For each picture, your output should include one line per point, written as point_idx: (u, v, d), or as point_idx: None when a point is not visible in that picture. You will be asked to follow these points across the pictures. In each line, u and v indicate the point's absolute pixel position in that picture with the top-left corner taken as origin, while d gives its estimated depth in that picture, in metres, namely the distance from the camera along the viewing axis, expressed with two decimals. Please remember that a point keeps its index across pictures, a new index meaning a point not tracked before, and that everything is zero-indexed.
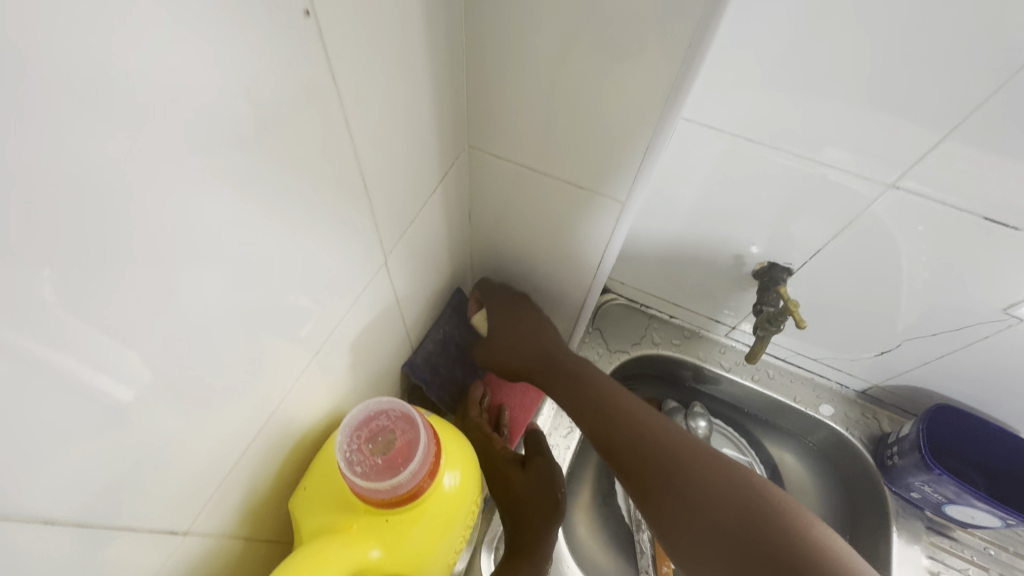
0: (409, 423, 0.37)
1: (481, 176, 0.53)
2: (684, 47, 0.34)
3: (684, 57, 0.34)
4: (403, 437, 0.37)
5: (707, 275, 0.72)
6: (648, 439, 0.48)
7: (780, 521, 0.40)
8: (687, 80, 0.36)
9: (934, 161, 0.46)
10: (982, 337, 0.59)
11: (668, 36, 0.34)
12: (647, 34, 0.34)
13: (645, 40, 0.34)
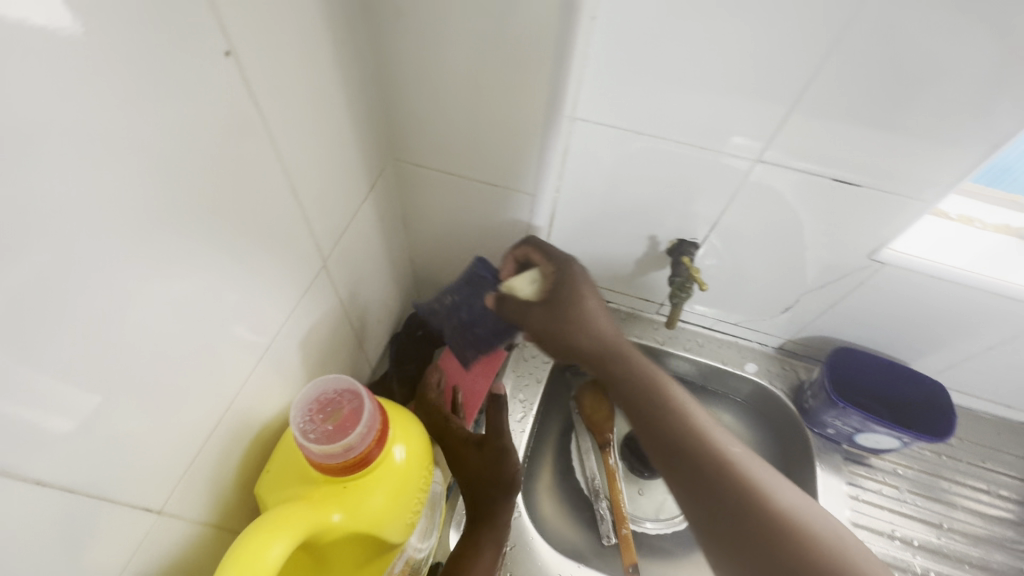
0: (354, 394, 0.42)
1: (409, 184, 0.58)
2: (553, 56, 0.41)
3: (555, 65, 0.42)
4: (349, 406, 0.42)
5: (629, 257, 0.79)
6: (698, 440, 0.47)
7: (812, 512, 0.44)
8: (560, 83, 0.43)
9: (786, 133, 0.56)
10: (859, 283, 0.69)
11: (540, 49, 0.41)
12: (521, 46, 0.41)
13: (521, 50, 0.41)
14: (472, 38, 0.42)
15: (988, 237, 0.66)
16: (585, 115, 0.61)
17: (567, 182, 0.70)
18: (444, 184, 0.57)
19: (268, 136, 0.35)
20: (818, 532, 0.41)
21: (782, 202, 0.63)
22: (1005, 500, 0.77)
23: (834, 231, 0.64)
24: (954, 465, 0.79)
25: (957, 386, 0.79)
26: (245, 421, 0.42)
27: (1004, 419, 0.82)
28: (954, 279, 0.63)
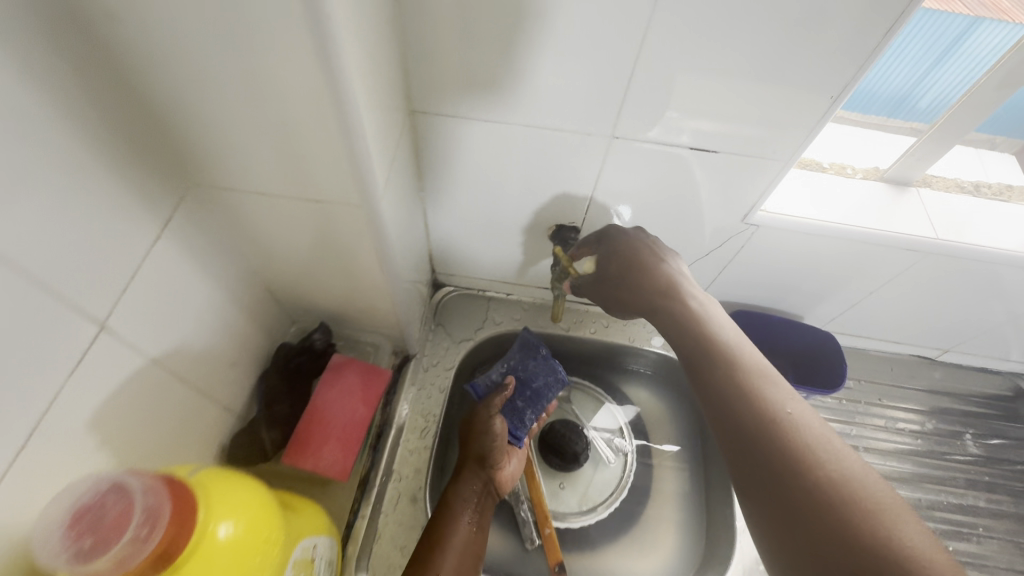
0: (122, 492, 0.34)
1: (226, 212, 0.50)
2: (316, 52, 0.33)
3: (324, 64, 0.34)
4: (118, 507, 0.34)
5: (516, 246, 0.75)
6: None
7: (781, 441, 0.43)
8: (341, 76, 0.35)
9: (635, 96, 0.52)
10: (742, 246, 0.68)
11: (300, 44, 0.33)
12: (278, 36, 0.33)
13: (280, 41, 0.33)
14: (216, 38, 0.33)
15: (854, 184, 0.67)
16: (429, 106, 0.55)
17: (432, 179, 0.65)
18: (265, 207, 0.48)
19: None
20: (810, 431, 0.44)
21: (651, 175, 0.60)
22: (904, 433, 0.80)
23: (706, 198, 0.62)
24: (856, 407, 0.81)
25: (849, 330, 0.81)
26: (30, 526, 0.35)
27: (896, 355, 0.85)
28: (825, 230, 0.63)
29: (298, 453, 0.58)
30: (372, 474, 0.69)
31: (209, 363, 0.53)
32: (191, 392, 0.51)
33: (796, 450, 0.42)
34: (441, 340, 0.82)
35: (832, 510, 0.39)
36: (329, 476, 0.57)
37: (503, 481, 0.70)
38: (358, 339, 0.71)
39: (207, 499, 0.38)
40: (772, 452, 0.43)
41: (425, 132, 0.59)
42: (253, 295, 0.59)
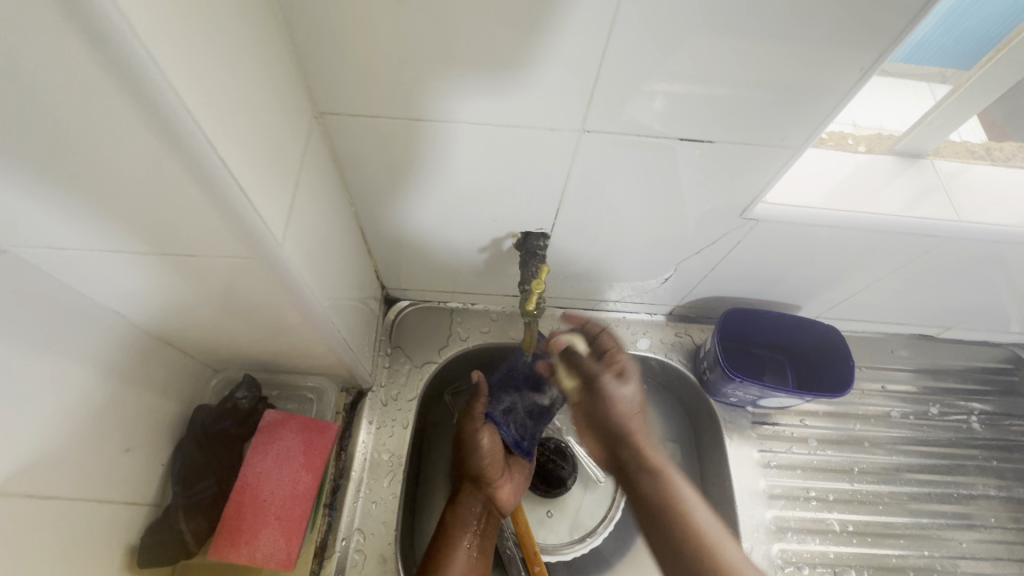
0: None
1: (77, 271, 0.37)
2: (99, 56, 0.21)
3: (126, 81, 0.22)
4: None
5: (477, 257, 0.64)
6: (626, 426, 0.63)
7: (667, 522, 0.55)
8: (166, 104, 0.24)
9: (611, 77, 0.40)
10: (736, 242, 0.59)
11: (79, 58, 0.21)
12: (51, 55, 0.21)
13: (54, 60, 0.21)
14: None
15: (857, 159, 0.58)
16: (342, 106, 0.44)
17: (363, 189, 0.53)
18: (127, 265, 0.36)
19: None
20: (730, 562, 0.50)
21: (629, 168, 0.49)
22: (907, 421, 0.75)
23: (697, 191, 0.52)
24: (857, 397, 0.75)
25: (848, 316, 0.75)
26: None
27: (895, 335, 0.79)
28: (829, 220, 0.54)
29: (230, 542, 0.49)
30: (331, 538, 0.59)
31: (98, 456, 0.42)
32: (69, 502, 0.40)
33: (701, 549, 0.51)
34: (399, 366, 0.71)
35: (705, 561, 0.50)
36: (271, 567, 0.48)
37: (503, 499, 0.66)
38: (296, 385, 0.59)
39: None
40: (694, 558, 0.50)
41: (349, 137, 0.47)
42: (147, 359, 0.47)
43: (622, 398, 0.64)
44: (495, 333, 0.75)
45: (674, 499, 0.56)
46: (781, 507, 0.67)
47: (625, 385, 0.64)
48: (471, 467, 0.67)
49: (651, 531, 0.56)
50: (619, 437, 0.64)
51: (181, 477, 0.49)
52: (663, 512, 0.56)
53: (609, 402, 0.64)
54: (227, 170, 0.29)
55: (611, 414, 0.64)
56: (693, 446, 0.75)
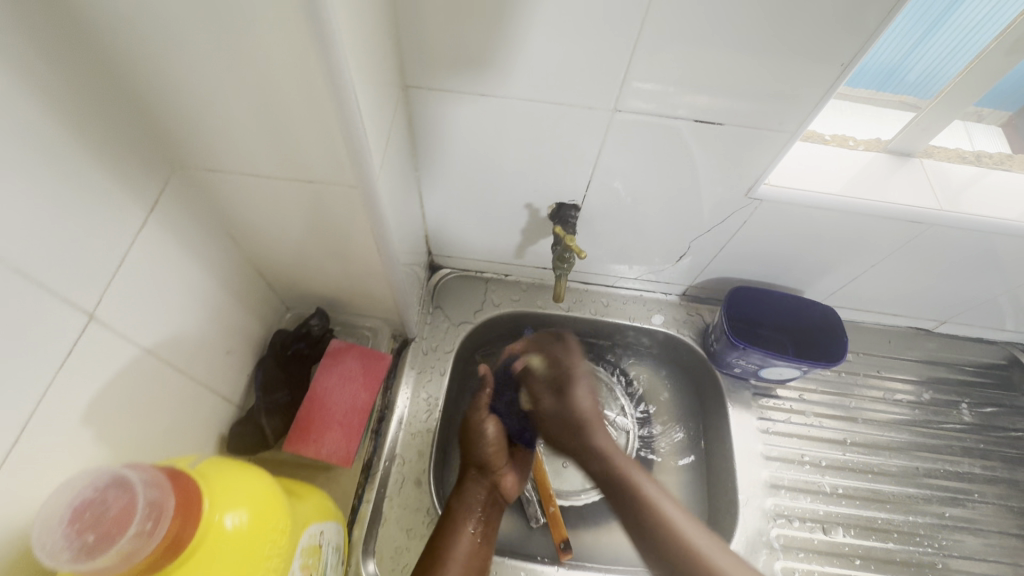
0: (123, 487, 0.31)
1: (218, 195, 0.47)
2: (305, 22, 0.31)
3: (317, 40, 0.32)
4: (119, 505, 0.30)
5: (516, 228, 0.74)
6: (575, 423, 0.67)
7: (676, 550, 0.55)
8: (336, 60, 0.33)
9: (641, 69, 0.50)
10: (743, 221, 0.67)
11: (293, 23, 0.31)
12: (272, 17, 0.31)
13: (272, 20, 0.31)
14: (197, 15, 0.31)
15: (857, 156, 0.66)
16: (423, 82, 0.53)
17: (428, 157, 0.63)
18: (256, 189, 0.47)
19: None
20: None
21: (654, 148, 0.58)
22: (901, 404, 0.81)
23: (710, 174, 0.61)
24: (853, 378, 0.82)
25: (847, 303, 0.82)
26: (22, 525, 0.33)
27: (892, 327, 0.86)
28: (828, 203, 0.62)
29: (300, 439, 0.58)
30: (375, 459, 0.68)
31: (208, 353, 0.52)
32: (189, 382, 0.50)
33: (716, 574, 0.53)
34: (439, 323, 0.81)
35: None
36: (334, 462, 0.58)
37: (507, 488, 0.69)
38: (355, 324, 0.69)
39: (214, 490, 0.37)
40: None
41: (423, 111, 0.57)
42: (245, 283, 0.58)
43: (586, 414, 0.68)
44: (525, 302, 0.84)
45: (683, 560, 0.54)
46: (777, 468, 0.74)
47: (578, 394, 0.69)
48: (474, 455, 0.70)
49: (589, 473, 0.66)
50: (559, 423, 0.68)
51: (263, 384, 0.59)
52: (671, 547, 0.56)
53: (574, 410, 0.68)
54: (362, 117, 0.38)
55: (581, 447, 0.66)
56: (699, 417, 0.81)
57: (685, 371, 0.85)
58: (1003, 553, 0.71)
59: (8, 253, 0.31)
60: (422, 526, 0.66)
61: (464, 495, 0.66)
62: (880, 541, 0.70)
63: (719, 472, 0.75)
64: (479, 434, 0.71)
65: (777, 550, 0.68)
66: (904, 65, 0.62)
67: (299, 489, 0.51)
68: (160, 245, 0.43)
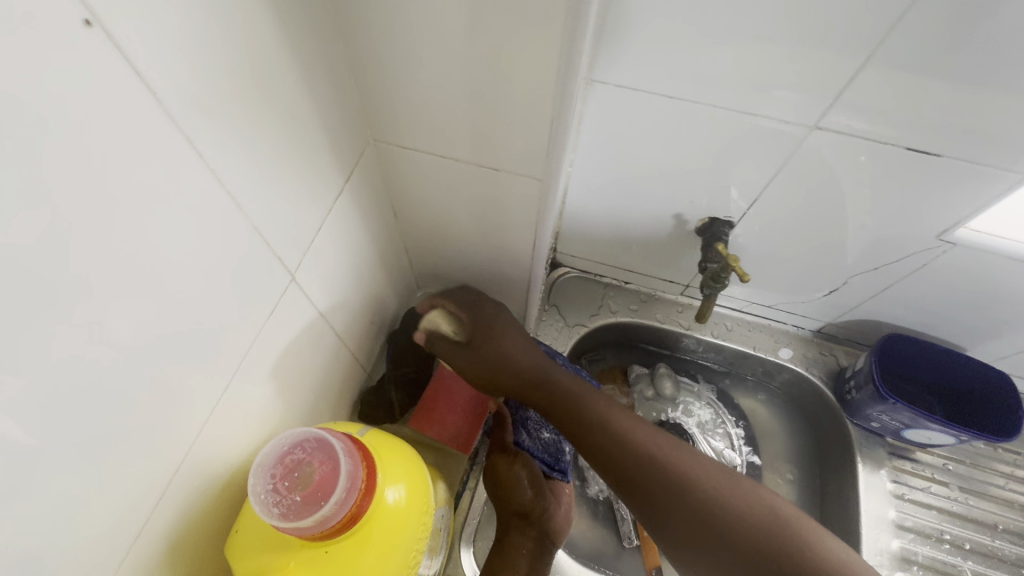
0: (324, 451, 0.33)
1: (397, 169, 0.48)
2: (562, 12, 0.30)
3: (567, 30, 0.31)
4: (320, 468, 0.33)
5: (653, 237, 0.71)
6: (596, 426, 0.48)
7: (712, 508, 0.42)
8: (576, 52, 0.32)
9: (858, 90, 0.45)
10: (919, 265, 0.60)
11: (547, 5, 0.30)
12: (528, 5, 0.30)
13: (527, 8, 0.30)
14: None
15: None
16: (604, 77, 0.51)
17: (584, 154, 0.61)
18: (435, 169, 0.47)
19: (188, 147, 0.26)
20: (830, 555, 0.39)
21: (842, 174, 0.53)
22: None
23: (895, 212, 0.55)
24: (1012, 456, 0.72)
25: (1017, 371, 0.72)
26: (217, 466, 0.35)
27: None
28: None
29: (426, 419, 0.59)
30: (482, 449, 0.67)
31: (355, 323, 0.54)
32: (340, 347, 0.51)
33: (761, 523, 0.41)
34: (552, 322, 0.80)
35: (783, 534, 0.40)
36: (455, 446, 0.58)
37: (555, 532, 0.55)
38: None
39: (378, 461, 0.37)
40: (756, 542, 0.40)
41: (594, 108, 0.55)
42: (392, 258, 0.59)
43: (609, 412, 0.49)
44: (643, 314, 0.81)
45: (710, 497, 0.42)
46: (909, 540, 0.66)
47: (591, 395, 0.51)
48: (512, 503, 0.56)
49: (665, 506, 0.44)
50: (576, 433, 0.50)
51: (394, 359, 0.61)
52: (710, 507, 0.42)
53: (591, 409, 0.50)
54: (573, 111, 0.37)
55: (626, 455, 0.46)
56: (814, 470, 0.77)
57: (811, 422, 0.79)
58: None
59: (246, 211, 0.32)
60: None
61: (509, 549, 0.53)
62: None
63: (838, 532, 0.69)
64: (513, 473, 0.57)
65: None
66: None
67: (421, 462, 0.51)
68: (345, 215, 0.44)
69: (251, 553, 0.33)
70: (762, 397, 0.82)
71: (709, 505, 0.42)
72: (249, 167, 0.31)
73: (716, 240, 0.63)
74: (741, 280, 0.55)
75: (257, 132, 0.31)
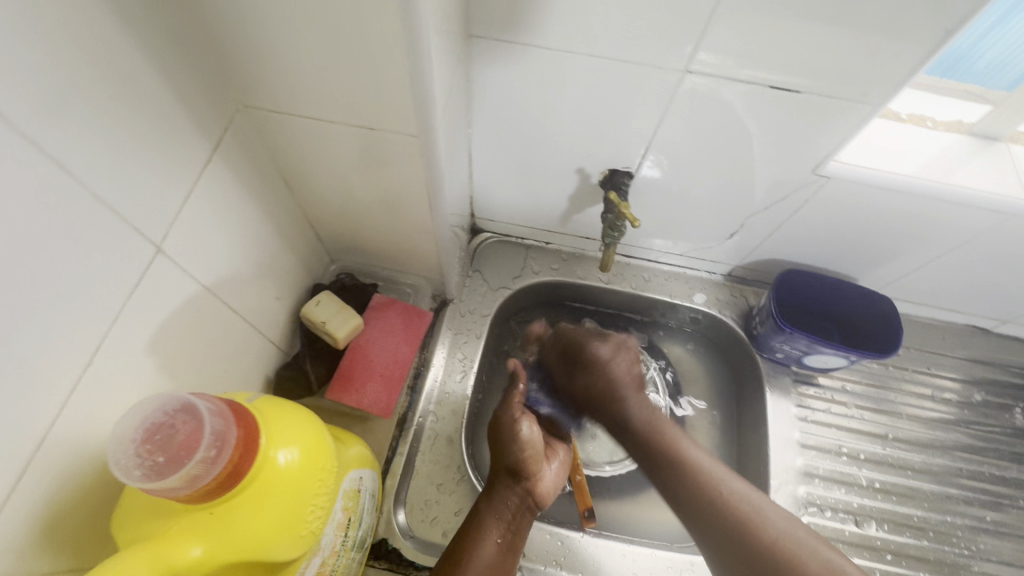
0: (190, 413, 0.33)
1: (276, 137, 0.47)
2: None
3: None
4: (186, 429, 0.32)
5: (562, 195, 0.72)
6: (655, 436, 0.63)
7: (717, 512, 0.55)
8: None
9: (717, 33, 0.47)
10: (804, 201, 0.64)
11: None
12: None
13: None
14: None
15: (938, 139, 0.62)
16: (485, 31, 0.51)
17: (482, 113, 0.61)
18: (315, 132, 0.46)
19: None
20: None
21: (722, 117, 0.55)
22: (949, 402, 0.78)
23: (775, 151, 0.58)
24: (901, 373, 0.79)
25: (902, 294, 0.78)
26: (91, 443, 0.35)
27: (948, 324, 0.82)
28: (903, 185, 0.58)
29: (343, 388, 0.59)
30: (409, 414, 0.69)
31: (256, 300, 0.53)
32: (241, 323, 0.51)
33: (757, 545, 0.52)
34: (477, 286, 0.81)
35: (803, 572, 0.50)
36: (373, 412, 0.59)
37: (542, 493, 0.65)
38: (397, 280, 0.70)
39: (268, 425, 0.38)
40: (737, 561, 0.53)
41: (481, 66, 0.55)
42: (295, 231, 0.58)
43: (669, 429, 0.64)
44: (564, 272, 0.83)
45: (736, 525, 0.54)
46: (812, 456, 0.72)
47: (647, 407, 0.67)
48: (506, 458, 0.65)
49: (696, 506, 0.57)
50: (646, 448, 0.63)
51: (308, 332, 0.60)
52: (744, 545, 0.53)
53: (659, 428, 0.64)
54: (429, 61, 0.37)
55: (668, 456, 0.61)
56: (735, 408, 0.80)
57: (733, 365, 0.82)
58: None
59: (83, 178, 0.31)
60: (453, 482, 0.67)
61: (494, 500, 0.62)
62: (913, 538, 0.69)
63: (751, 456, 0.74)
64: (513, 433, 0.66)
65: None
66: (975, 50, 0.58)
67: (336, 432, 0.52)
68: (222, 185, 0.43)
69: (133, 524, 0.34)
70: (691, 347, 0.84)
71: (733, 507, 0.55)
72: (79, 131, 0.30)
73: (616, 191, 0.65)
74: (633, 225, 0.57)
75: (82, 94, 0.30)
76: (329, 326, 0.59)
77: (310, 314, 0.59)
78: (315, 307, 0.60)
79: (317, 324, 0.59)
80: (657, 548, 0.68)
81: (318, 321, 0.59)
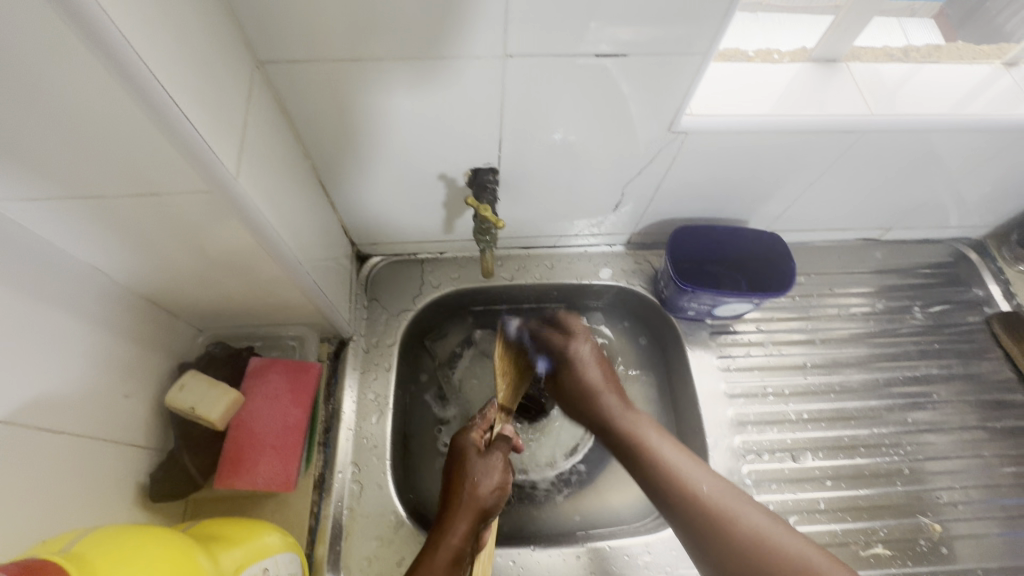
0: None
1: (55, 227, 0.41)
2: (55, 11, 0.27)
3: (85, 36, 0.28)
4: None
5: (436, 204, 0.68)
6: (674, 484, 0.55)
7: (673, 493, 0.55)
8: (112, 51, 0.29)
9: (517, 13, 0.45)
10: (672, 159, 0.63)
11: (37, 8, 0.26)
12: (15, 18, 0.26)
13: (18, 25, 0.27)
14: None
15: (784, 69, 0.62)
16: (280, 55, 0.47)
17: (316, 140, 0.56)
18: (98, 213, 0.40)
19: None
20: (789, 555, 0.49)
21: (560, 91, 0.53)
22: (855, 318, 0.81)
23: (625, 115, 0.57)
24: (809, 300, 0.81)
25: (794, 225, 0.80)
26: None
27: (841, 242, 0.85)
28: (759, 125, 0.58)
29: (233, 473, 0.55)
30: (328, 472, 0.64)
31: (97, 408, 0.47)
32: (78, 438, 0.44)
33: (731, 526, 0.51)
34: (378, 316, 0.75)
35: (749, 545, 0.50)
36: (273, 488, 0.55)
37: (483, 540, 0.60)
38: (277, 335, 0.65)
39: (116, 562, 0.33)
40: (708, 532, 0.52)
41: (294, 91, 0.50)
42: (135, 315, 0.52)
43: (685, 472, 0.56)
44: (466, 279, 0.79)
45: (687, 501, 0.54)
46: (741, 404, 0.73)
47: (628, 414, 0.62)
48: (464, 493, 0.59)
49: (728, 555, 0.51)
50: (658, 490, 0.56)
51: (180, 421, 0.54)
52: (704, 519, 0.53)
53: (702, 501, 0.53)
54: (176, 104, 0.33)
55: (728, 539, 0.51)
56: (668, 386, 0.78)
57: (658, 336, 0.81)
58: (964, 448, 0.73)
59: None
60: (390, 531, 0.62)
61: (440, 551, 0.55)
62: (847, 457, 0.71)
63: (687, 419, 0.74)
64: (478, 468, 0.61)
65: (749, 486, 0.68)
66: None
67: (235, 532, 0.47)
68: None
69: None
70: (641, 340, 0.81)
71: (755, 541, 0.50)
72: None
73: (482, 190, 0.62)
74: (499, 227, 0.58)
75: None
76: (199, 412, 0.53)
77: (174, 400, 0.53)
78: (176, 390, 0.53)
79: (183, 408, 0.53)
80: (610, 541, 0.66)
81: (183, 406, 0.53)
